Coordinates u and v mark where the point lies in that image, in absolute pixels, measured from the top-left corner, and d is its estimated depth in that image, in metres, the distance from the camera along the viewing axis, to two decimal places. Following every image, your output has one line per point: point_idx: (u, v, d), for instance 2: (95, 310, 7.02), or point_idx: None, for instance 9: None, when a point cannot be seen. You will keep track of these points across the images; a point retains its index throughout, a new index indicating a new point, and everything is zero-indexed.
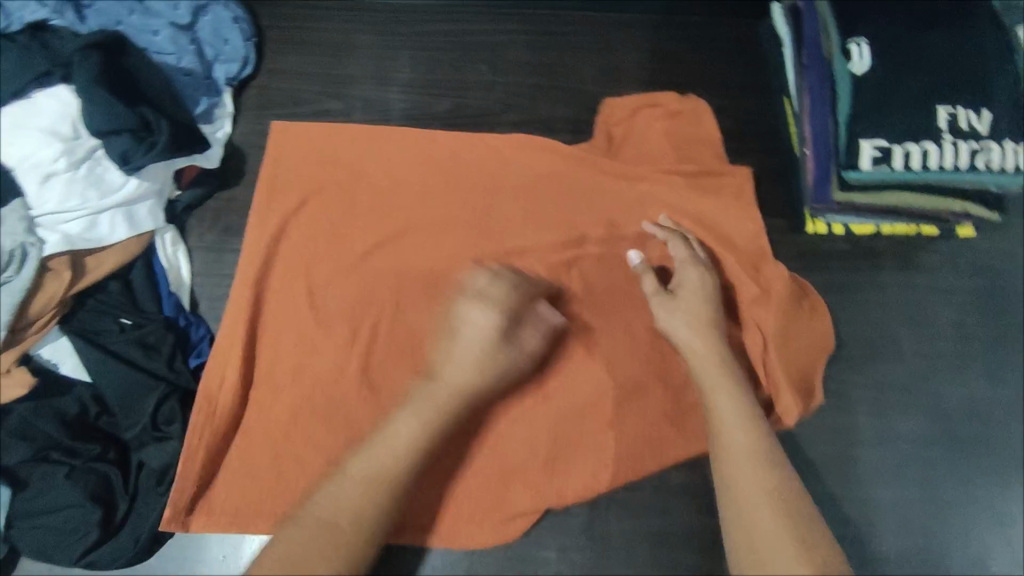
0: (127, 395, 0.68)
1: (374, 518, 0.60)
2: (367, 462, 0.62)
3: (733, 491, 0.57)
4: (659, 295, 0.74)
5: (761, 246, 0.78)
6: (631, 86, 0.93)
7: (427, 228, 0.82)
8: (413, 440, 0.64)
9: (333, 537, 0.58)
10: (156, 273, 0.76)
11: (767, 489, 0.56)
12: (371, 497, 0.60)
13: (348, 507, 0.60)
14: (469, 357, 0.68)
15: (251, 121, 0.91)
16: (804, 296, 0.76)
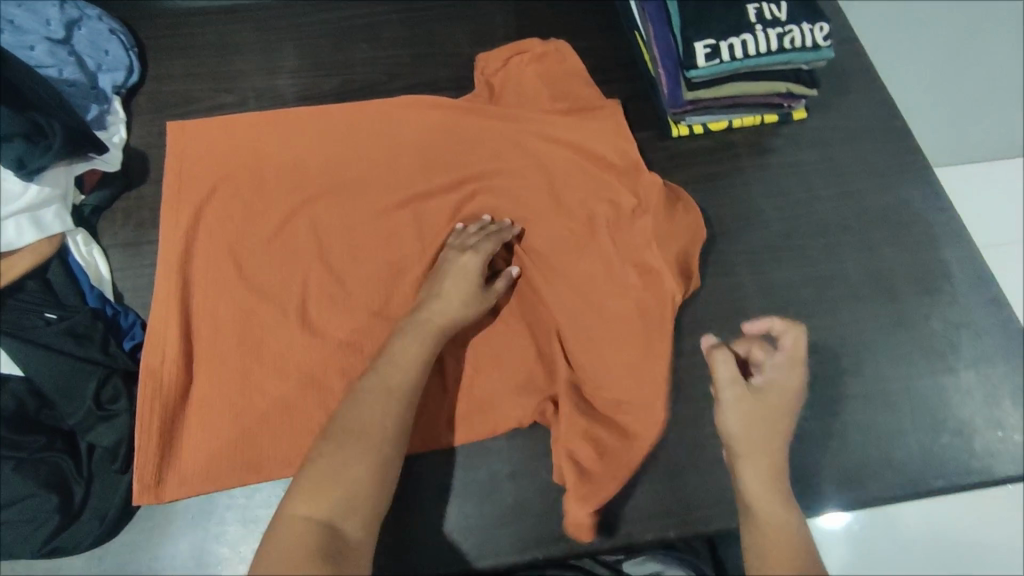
0: (66, 381, 0.69)
1: (390, 435, 0.62)
2: (382, 380, 0.65)
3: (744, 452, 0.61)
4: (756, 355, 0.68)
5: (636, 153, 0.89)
6: (501, 41, 1.03)
7: (336, 188, 0.87)
8: (409, 359, 0.68)
9: (366, 449, 0.60)
10: (74, 271, 0.77)
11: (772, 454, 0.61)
12: (388, 407, 0.63)
13: (367, 417, 0.62)
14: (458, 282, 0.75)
15: (146, 124, 0.92)
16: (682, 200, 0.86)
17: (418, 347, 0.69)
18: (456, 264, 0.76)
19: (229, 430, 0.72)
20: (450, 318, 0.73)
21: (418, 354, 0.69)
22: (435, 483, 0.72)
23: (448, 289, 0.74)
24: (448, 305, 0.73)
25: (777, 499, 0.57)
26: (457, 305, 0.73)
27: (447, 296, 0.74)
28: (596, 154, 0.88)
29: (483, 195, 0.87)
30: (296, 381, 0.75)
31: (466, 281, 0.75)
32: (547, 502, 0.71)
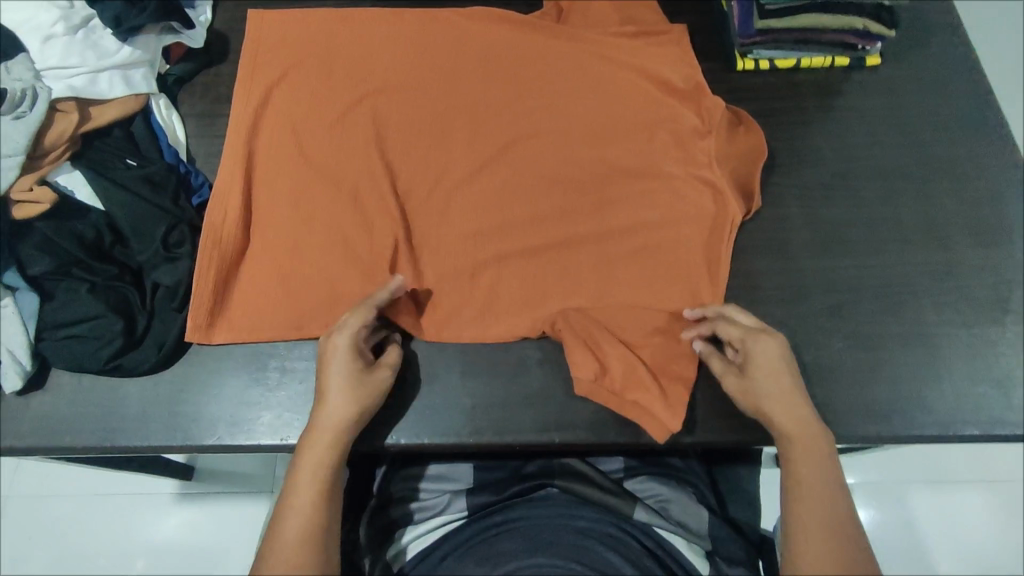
0: (140, 221, 0.74)
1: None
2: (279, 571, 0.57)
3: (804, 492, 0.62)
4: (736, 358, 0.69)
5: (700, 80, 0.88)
6: None
7: (397, 82, 0.88)
8: (312, 508, 0.60)
9: None
10: (155, 130, 0.83)
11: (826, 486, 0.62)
12: None
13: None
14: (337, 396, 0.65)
15: (231, 10, 0.97)
16: (745, 134, 0.85)
17: (313, 515, 0.60)
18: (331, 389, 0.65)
19: (272, 287, 0.76)
20: (338, 451, 0.63)
21: (317, 502, 0.61)
22: (466, 362, 0.74)
23: (336, 402, 0.64)
24: (336, 418, 0.64)
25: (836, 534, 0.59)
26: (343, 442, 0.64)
27: (321, 435, 0.63)
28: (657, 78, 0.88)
29: (542, 105, 0.87)
30: (339, 253, 0.77)
31: (352, 385, 0.66)
32: (569, 393, 0.73)
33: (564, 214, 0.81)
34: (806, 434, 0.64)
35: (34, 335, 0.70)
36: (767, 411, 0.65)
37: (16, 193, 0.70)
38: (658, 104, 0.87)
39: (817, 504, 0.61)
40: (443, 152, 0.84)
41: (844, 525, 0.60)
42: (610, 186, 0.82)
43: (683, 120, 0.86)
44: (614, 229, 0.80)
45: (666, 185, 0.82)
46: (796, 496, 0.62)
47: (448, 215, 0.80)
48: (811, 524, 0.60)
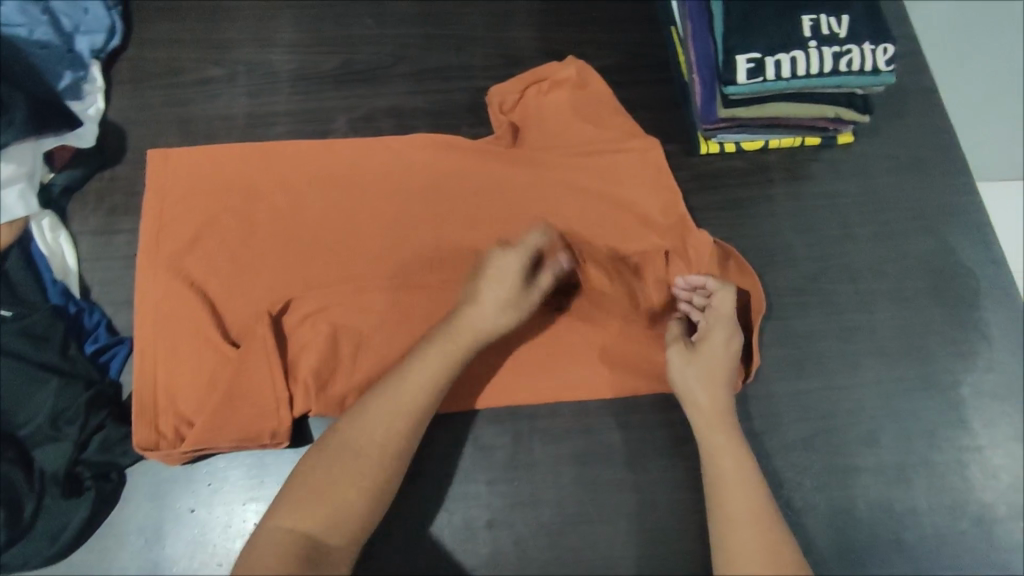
0: (19, 387, 0.65)
1: (403, 438, 0.60)
2: (393, 388, 0.62)
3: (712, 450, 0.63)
4: (678, 343, 0.69)
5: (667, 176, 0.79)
6: (523, 29, 0.92)
7: (324, 198, 0.76)
8: (432, 379, 0.62)
9: (357, 471, 0.58)
10: (37, 261, 0.73)
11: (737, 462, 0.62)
12: (394, 426, 0.60)
13: (365, 445, 0.59)
14: (494, 297, 0.66)
15: (128, 95, 0.85)
16: (728, 257, 0.76)
17: (439, 372, 0.63)
18: (475, 318, 0.65)
19: (204, 455, 0.68)
20: (482, 332, 0.65)
21: (452, 363, 0.64)
22: (403, 527, 0.66)
23: (494, 299, 0.66)
24: (485, 323, 0.65)
25: (747, 497, 0.60)
26: (507, 312, 0.66)
27: (487, 303, 0.66)
28: (613, 174, 0.78)
29: (485, 210, 0.77)
30: (265, 417, 0.67)
31: (507, 286, 0.66)
32: (523, 557, 0.66)
33: (521, 354, 0.72)
34: (731, 426, 0.65)
35: None
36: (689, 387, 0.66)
37: None
38: (614, 206, 0.77)
39: (741, 497, 0.60)
40: (381, 282, 0.73)
41: (766, 522, 0.58)
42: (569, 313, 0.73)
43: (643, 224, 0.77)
44: (572, 367, 0.72)
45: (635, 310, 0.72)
46: (721, 510, 0.60)
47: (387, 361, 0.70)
48: (727, 505, 0.60)
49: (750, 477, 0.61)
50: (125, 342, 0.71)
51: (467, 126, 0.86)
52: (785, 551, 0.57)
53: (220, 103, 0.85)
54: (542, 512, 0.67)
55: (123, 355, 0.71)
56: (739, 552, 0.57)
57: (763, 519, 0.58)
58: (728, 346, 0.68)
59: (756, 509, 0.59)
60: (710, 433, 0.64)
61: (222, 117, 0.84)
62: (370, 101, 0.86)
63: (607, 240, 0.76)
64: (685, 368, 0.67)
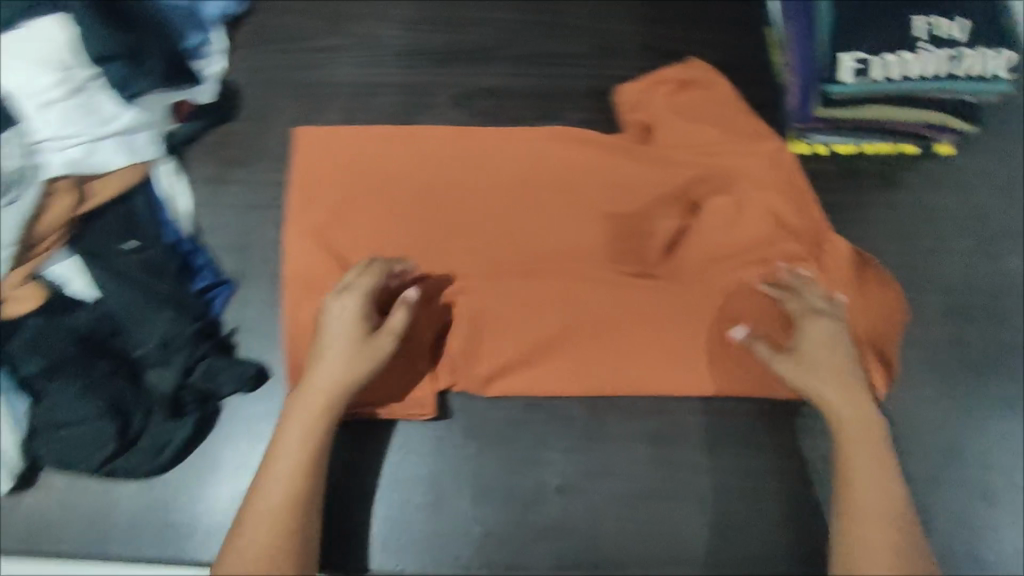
0: (136, 313, 0.69)
1: (306, 498, 0.60)
2: (295, 453, 0.61)
3: (844, 453, 0.63)
4: (775, 356, 0.68)
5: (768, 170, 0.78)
6: (624, 20, 0.94)
7: (451, 173, 0.79)
8: (301, 445, 0.61)
9: (286, 534, 0.58)
10: (157, 204, 0.76)
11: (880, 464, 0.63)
12: (299, 494, 0.60)
13: (276, 510, 0.59)
14: (335, 331, 0.64)
15: (248, 58, 0.90)
16: (866, 265, 0.76)
17: (307, 439, 0.61)
18: (320, 379, 0.63)
19: None
20: (337, 386, 0.62)
21: (317, 427, 0.62)
22: (478, 483, 0.68)
23: (334, 351, 0.63)
24: (327, 382, 0.62)
25: (887, 500, 0.61)
26: (358, 363, 0.63)
27: (332, 354, 0.63)
28: (710, 164, 0.79)
29: (580, 187, 0.78)
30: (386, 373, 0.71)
31: (344, 340, 0.64)
32: (591, 525, 0.68)
33: (642, 341, 0.73)
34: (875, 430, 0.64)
35: (26, 435, 0.67)
36: (818, 392, 0.66)
37: (8, 287, 0.67)
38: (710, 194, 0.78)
39: (879, 496, 0.61)
40: (476, 249, 0.76)
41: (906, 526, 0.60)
42: (688, 302, 0.74)
43: (743, 214, 0.77)
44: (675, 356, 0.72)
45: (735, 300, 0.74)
46: (848, 512, 0.61)
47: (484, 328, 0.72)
48: (865, 506, 0.61)
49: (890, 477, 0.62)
50: (231, 283, 0.76)
51: (562, 111, 0.89)
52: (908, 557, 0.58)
53: (333, 72, 0.90)
54: (615, 485, 0.69)
55: (226, 295, 0.76)
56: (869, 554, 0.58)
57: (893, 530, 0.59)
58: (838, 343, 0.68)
59: (896, 504, 0.61)
60: (848, 428, 0.64)
61: (334, 85, 0.89)
62: (471, 80, 0.90)
63: (709, 231, 0.77)
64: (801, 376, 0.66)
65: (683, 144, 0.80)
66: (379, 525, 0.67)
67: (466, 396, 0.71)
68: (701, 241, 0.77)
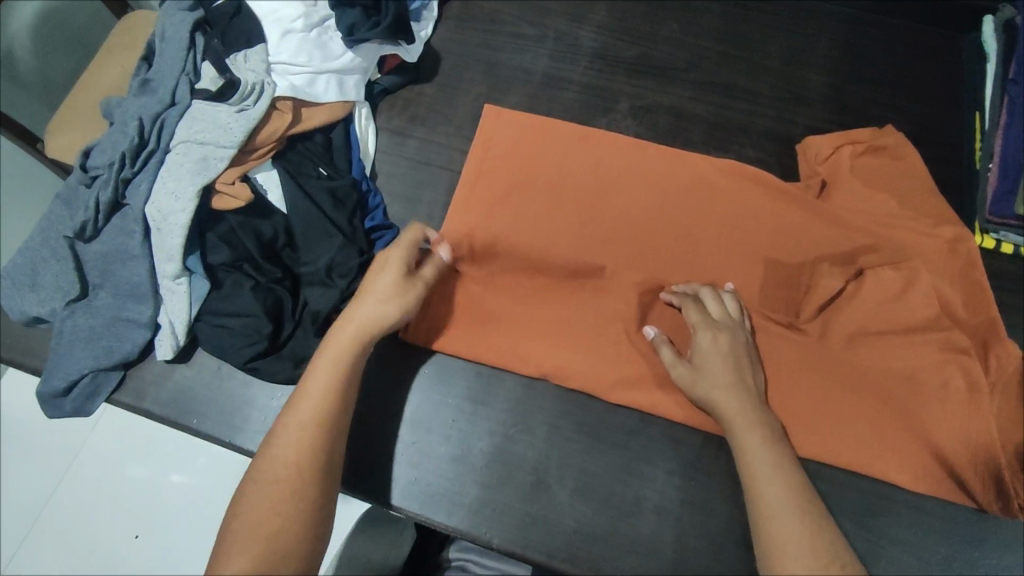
0: (314, 234, 0.75)
1: (316, 446, 0.58)
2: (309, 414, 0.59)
3: (761, 499, 0.57)
4: (677, 364, 0.68)
5: (944, 254, 0.75)
6: (818, 72, 0.93)
7: (620, 188, 0.82)
8: (327, 389, 0.61)
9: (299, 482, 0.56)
10: (351, 141, 0.83)
11: (804, 512, 0.56)
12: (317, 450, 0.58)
13: (287, 458, 0.57)
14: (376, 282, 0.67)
15: (452, 29, 0.96)
16: None
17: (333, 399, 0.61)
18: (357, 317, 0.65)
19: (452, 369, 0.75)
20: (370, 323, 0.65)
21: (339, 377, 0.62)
22: (580, 480, 0.69)
23: (374, 289, 0.66)
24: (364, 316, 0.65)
25: (803, 545, 0.53)
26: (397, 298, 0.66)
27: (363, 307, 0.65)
28: (884, 238, 0.76)
29: (743, 227, 0.79)
30: (514, 352, 0.74)
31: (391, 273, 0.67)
32: (682, 554, 0.66)
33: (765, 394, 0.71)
34: (777, 445, 0.61)
35: (195, 316, 0.72)
36: (709, 398, 0.65)
37: (221, 184, 0.72)
38: (879, 263, 0.76)
39: (791, 540, 0.54)
40: (627, 258, 0.78)
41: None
42: (826, 363, 0.72)
43: (912, 290, 0.72)
44: (805, 419, 0.70)
45: (878, 375, 0.72)
46: (777, 562, 0.53)
47: (619, 336, 0.74)
48: (784, 528, 0.55)
49: (813, 522, 0.55)
50: (394, 230, 0.81)
51: (739, 145, 0.88)
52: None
53: (525, 58, 0.94)
54: (713, 527, 0.67)
55: (389, 239, 0.80)
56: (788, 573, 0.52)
57: (828, 560, 0.52)
58: (726, 351, 0.67)
59: (832, 554, 0.53)
60: (749, 438, 0.61)
61: (523, 70, 0.93)
62: (654, 95, 0.91)
63: (869, 297, 0.73)
64: (691, 377, 0.66)
65: (855, 208, 0.79)
66: (480, 491, 0.69)
67: (590, 398, 0.73)
68: (857, 304, 0.73)
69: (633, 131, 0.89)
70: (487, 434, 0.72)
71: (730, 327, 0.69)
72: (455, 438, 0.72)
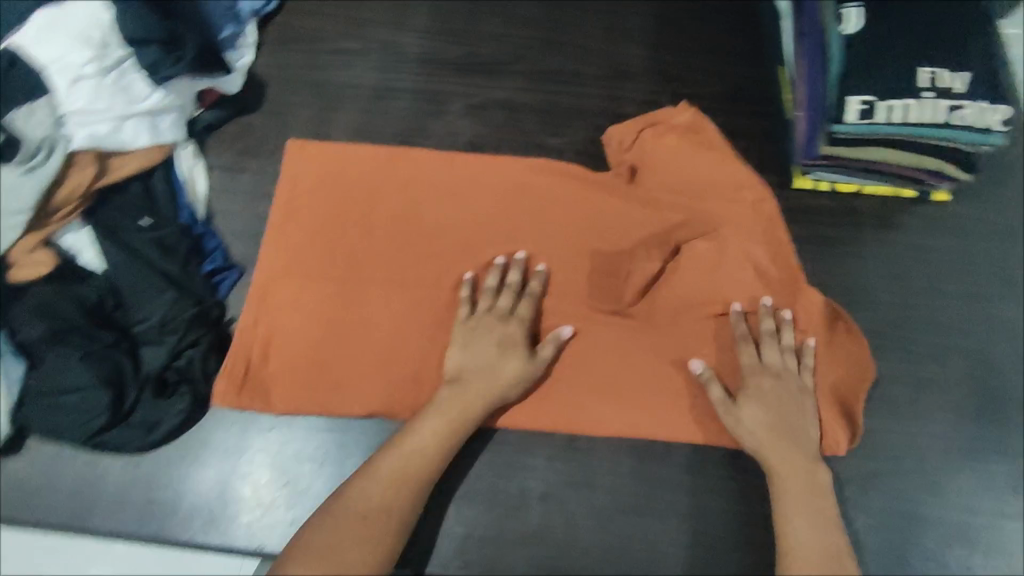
0: (142, 290, 0.71)
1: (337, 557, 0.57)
2: (348, 514, 0.60)
3: (794, 546, 0.62)
4: (722, 404, 0.70)
5: (757, 210, 0.81)
6: (637, 48, 0.97)
7: (460, 195, 0.83)
8: (385, 486, 0.62)
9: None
10: (176, 184, 0.80)
11: (835, 561, 0.60)
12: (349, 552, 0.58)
13: (315, 564, 0.56)
14: (478, 357, 0.70)
15: (272, 53, 0.93)
16: (837, 318, 0.78)
17: (370, 501, 0.61)
18: (465, 392, 0.69)
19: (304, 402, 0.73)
20: (485, 399, 0.69)
21: (409, 459, 0.64)
22: (461, 484, 0.71)
23: (475, 363, 0.70)
24: (466, 399, 0.68)
25: None
26: (506, 369, 0.70)
27: (465, 387, 0.69)
28: (703, 208, 0.82)
29: (583, 211, 0.82)
30: (376, 376, 0.74)
31: (487, 345, 0.71)
32: (570, 535, 0.69)
33: (610, 370, 0.75)
34: (816, 498, 0.65)
35: (17, 399, 0.68)
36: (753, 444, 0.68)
37: (18, 252, 0.69)
38: (691, 237, 0.81)
39: None
40: (476, 261, 0.80)
41: None
42: (670, 327, 0.77)
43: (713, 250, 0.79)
44: (660, 384, 0.74)
45: (720, 329, 0.77)
46: None
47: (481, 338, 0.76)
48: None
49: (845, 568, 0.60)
50: (236, 269, 0.78)
51: (573, 129, 0.91)
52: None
53: (353, 74, 0.93)
54: (597, 500, 0.70)
55: (232, 280, 0.78)
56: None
57: None
58: (782, 399, 0.70)
59: None
60: (787, 487, 0.65)
61: (353, 86, 0.92)
62: (487, 92, 0.93)
63: (687, 263, 0.79)
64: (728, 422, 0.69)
65: (679, 179, 0.84)
66: None
67: None
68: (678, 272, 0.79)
69: (469, 130, 0.91)
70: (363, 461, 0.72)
71: (781, 371, 0.72)
72: (330, 471, 0.72)
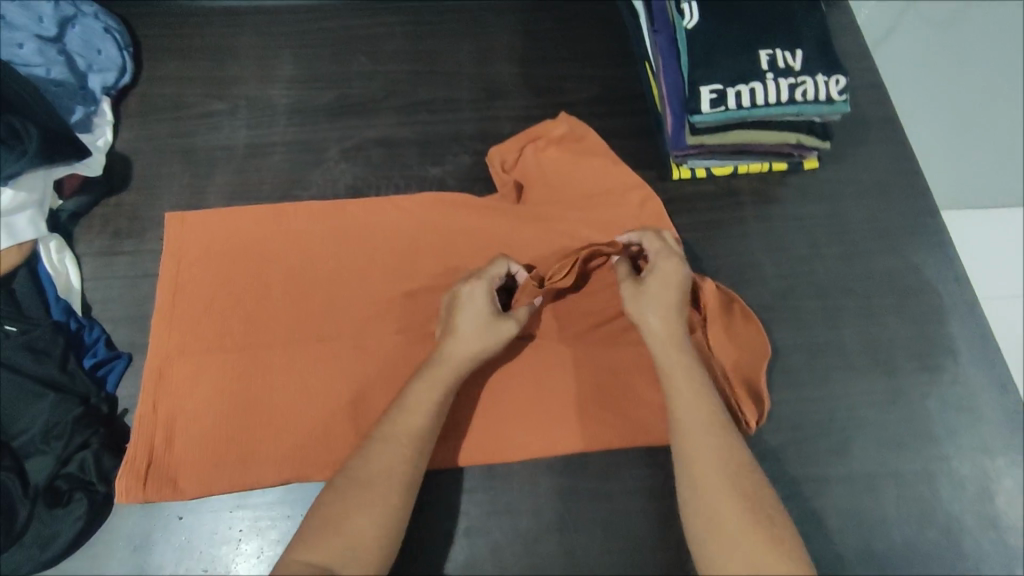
0: (18, 401, 0.68)
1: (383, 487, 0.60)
2: (390, 438, 0.63)
3: (680, 406, 0.65)
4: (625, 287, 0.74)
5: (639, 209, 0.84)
6: (506, 64, 0.98)
7: (346, 239, 0.82)
8: (420, 420, 0.65)
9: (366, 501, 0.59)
10: (41, 280, 0.76)
11: (714, 426, 0.63)
12: (395, 458, 0.62)
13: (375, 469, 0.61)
14: (466, 323, 0.70)
15: (135, 127, 0.90)
16: (731, 302, 0.78)
17: (414, 423, 0.64)
18: (455, 356, 0.68)
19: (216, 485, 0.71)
20: (466, 360, 0.69)
21: (434, 395, 0.66)
22: None
23: (464, 326, 0.70)
24: (465, 352, 0.69)
25: (709, 448, 0.61)
26: (488, 337, 0.70)
27: (463, 333, 0.70)
28: (587, 215, 0.83)
29: (470, 236, 0.83)
30: (286, 442, 0.72)
31: (479, 312, 0.71)
32: (501, 564, 0.69)
33: (519, 393, 0.75)
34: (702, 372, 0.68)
35: None
36: (646, 313, 0.71)
37: None
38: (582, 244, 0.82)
39: (706, 443, 0.62)
40: (371, 303, 0.79)
41: (709, 472, 0.60)
42: (574, 337, 0.78)
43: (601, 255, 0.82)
44: (570, 395, 0.75)
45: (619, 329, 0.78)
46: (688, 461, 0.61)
47: (387, 382, 0.75)
48: (707, 478, 0.60)
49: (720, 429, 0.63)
50: (122, 357, 0.76)
51: (452, 154, 0.92)
52: (770, 541, 0.55)
53: (222, 135, 0.91)
54: (522, 523, 0.71)
55: (120, 369, 0.75)
56: (712, 517, 0.57)
57: (737, 467, 0.60)
58: (676, 280, 0.73)
59: (733, 459, 0.61)
60: (676, 357, 0.68)
61: (223, 147, 0.90)
62: (361, 132, 0.92)
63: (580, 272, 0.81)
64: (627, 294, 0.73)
65: (562, 188, 0.86)
66: None
67: None
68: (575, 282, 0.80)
69: (350, 173, 0.90)
70: (283, 532, 0.71)
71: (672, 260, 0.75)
72: (250, 549, 0.70)
